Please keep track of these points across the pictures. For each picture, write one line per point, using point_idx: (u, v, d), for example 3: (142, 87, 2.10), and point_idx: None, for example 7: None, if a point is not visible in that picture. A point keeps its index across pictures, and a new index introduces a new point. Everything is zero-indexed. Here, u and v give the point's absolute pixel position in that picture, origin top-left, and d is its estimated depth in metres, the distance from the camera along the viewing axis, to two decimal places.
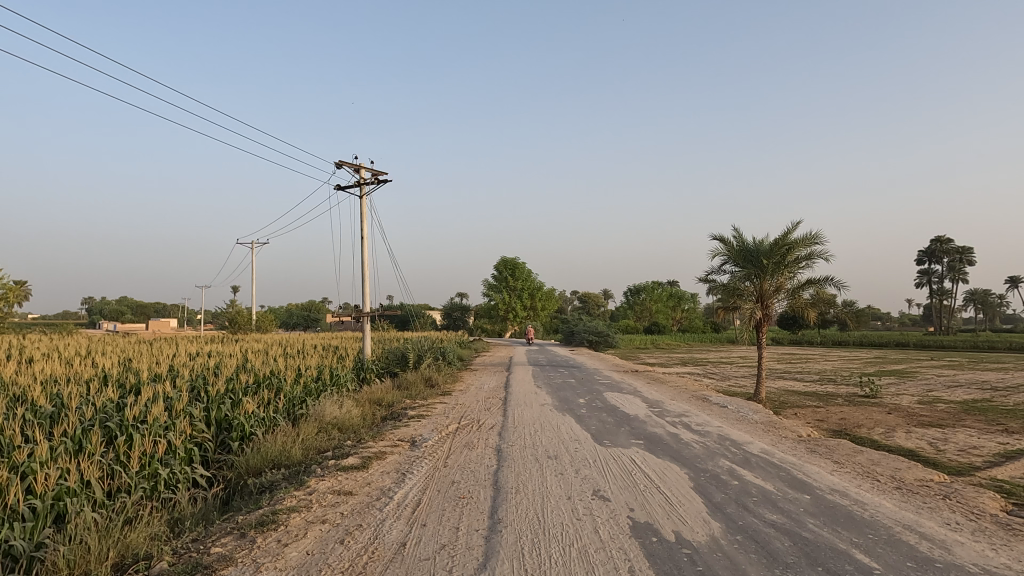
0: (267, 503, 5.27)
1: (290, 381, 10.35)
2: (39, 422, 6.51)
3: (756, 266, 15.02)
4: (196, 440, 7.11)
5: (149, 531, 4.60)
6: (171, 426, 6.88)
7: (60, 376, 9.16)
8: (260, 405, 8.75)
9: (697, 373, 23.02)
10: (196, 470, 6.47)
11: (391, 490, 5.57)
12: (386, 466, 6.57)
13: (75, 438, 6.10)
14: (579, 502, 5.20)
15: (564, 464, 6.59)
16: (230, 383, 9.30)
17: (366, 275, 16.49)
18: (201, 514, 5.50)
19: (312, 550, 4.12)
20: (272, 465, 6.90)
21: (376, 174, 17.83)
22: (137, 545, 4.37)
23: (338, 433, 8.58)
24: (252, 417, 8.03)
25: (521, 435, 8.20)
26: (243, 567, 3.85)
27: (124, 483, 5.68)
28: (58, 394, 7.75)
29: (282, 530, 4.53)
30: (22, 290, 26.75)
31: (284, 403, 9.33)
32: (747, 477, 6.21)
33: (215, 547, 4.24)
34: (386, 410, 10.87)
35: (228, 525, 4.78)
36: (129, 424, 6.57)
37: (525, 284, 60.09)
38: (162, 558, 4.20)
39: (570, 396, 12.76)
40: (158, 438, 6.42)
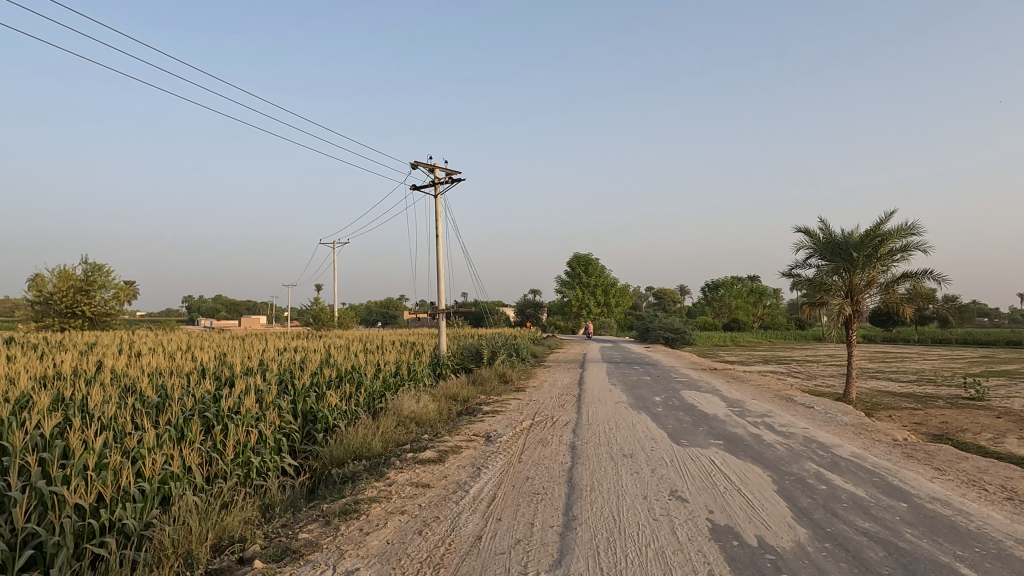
0: (350, 492, 5.49)
1: (370, 376, 10.73)
2: (147, 410, 7.07)
3: (845, 259, 14.21)
4: (285, 430, 7.51)
5: (244, 515, 4.89)
6: (262, 417, 7.29)
7: (165, 369, 9.91)
8: (342, 398, 9.13)
9: (780, 372, 22.04)
10: (284, 460, 6.83)
11: (467, 484, 5.66)
12: (462, 460, 6.69)
13: (178, 426, 6.58)
14: (655, 502, 5.10)
15: (639, 462, 6.49)
16: (315, 377, 9.76)
17: (440, 272, 16.82)
18: (289, 501, 5.79)
19: (392, 539, 4.25)
20: (354, 456, 7.18)
21: (450, 173, 18.14)
22: (233, 528, 4.66)
23: (416, 426, 8.81)
24: (335, 410, 8.38)
25: (595, 433, 8.13)
26: (328, 553, 4.02)
27: (221, 470, 6.07)
28: (163, 385, 8.38)
29: (363, 519, 4.70)
30: (131, 289, 29.06)
31: (365, 397, 9.68)
32: (836, 481, 5.89)
33: (303, 533, 4.45)
34: (461, 405, 11.06)
35: (315, 513, 5.01)
36: (225, 414, 7.02)
37: (599, 280, 59.49)
38: (256, 541, 4.47)
39: (646, 394, 12.53)
40: (250, 428, 6.83)
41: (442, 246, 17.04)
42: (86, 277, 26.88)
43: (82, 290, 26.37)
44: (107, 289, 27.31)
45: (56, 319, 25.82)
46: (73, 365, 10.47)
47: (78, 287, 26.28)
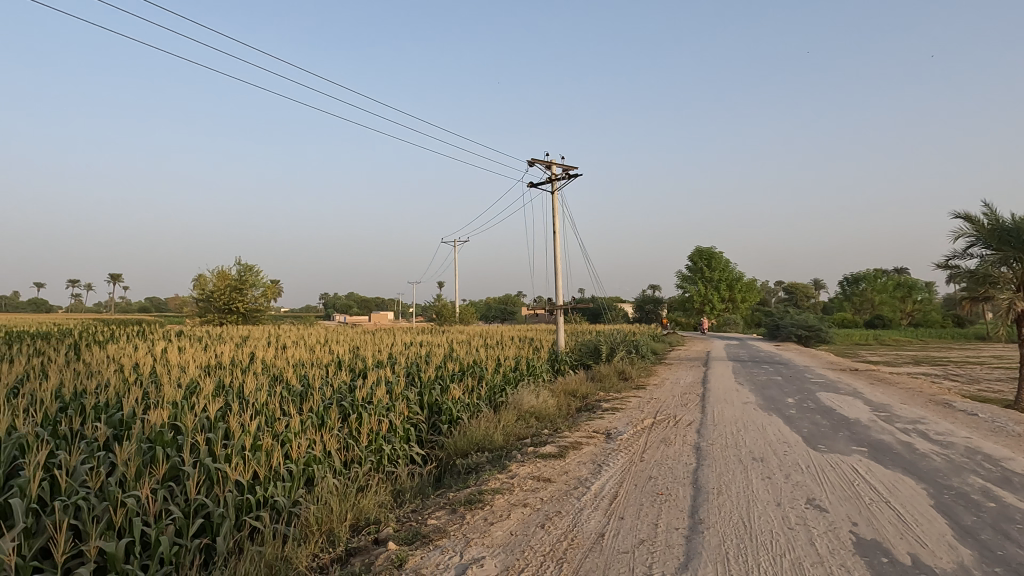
0: (474, 483, 5.67)
1: (491, 370, 11.01)
2: (292, 398, 7.73)
3: (1016, 248, 12.52)
4: (413, 420, 7.90)
5: (378, 499, 5.21)
6: (392, 407, 7.72)
7: (307, 360, 10.80)
8: (465, 391, 9.45)
9: (935, 374, 19.86)
10: (412, 448, 7.18)
11: (588, 481, 5.65)
12: (582, 456, 6.68)
13: (319, 413, 7.13)
14: (790, 510, 4.79)
15: (771, 467, 6.12)
16: (439, 371, 10.17)
17: (558, 268, 16.89)
18: (418, 488, 6.08)
19: (515, 531, 4.33)
20: (477, 448, 7.40)
21: (567, 169, 18.15)
22: (369, 510, 4.97)
23: (536, 421, 8.92)
24: (458, 402, 8.69)
25: (721, 434, 7.79)
26: (455, 540, 4.18)
27: (356, 455, 6.50)
28: (306, 375, 9.13)
29: (488, 509, 4.83)
30: (277, 287, 31.88)
31: (486, 391, 9.94)
32: (1006, 499, 5.21)
33: (431, 519, 4.66)
34: (580, 401, 11.05)
35: (442, 500, 5.23)
36: (359, 404, 7.51)
37: (723, 274, 56.93)
38: (389, 524, 4.75)
39: (777, 395, 11.80)
40: (382, 417, 7.25)
41: (560, 242, 17.10)
42: (240, 277, 29.88)
43: (237, 288, 29.33)
44: (257, 287, 30.15)
45: (216, 314, 29.04)
46: (232, 356, 11.69)
47: (234, 285, 29.26)
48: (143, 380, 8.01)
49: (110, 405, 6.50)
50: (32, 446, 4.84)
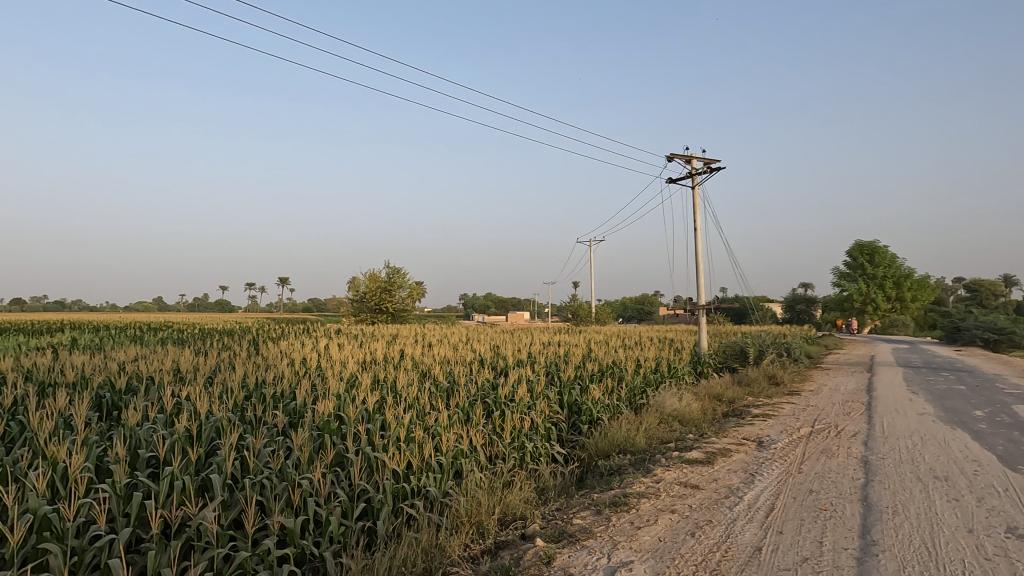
0: (618, 485, 5.59)
1: (631, 371, 10.80)
2: (440, 394, 8.11)
3: None
4: (553, 419, 7.96)
5: (524, 495, 5.32)
6: (533, 406, 7.84)
7: (452, 358, 11.28)
8: (605, 392, 9.35)
9: None
10: (554, 447, 7.24)
11: (740, 490, 5.35)
12: (732, 464, 6.34)
13: (465, 409, 7.42)
14: (986, 538, 4.19)
15: (958, 488, 5.41)
16: (579, 371, 10.16)
17: (700, 266, 16.20)
18: (561, 487, 6.11)
19: (664, 537, 4.21)
20: (619, 450, 7.30)
21: (709, 162, 17.37)
22: (515, 506, 5.09)
23: (679, 425, 8.62)
24: (598, 403, 8.62)
25: (893, 448, 7.02)
26: (602, 541, 4.15)
27: (500, 451, 6.67)
28: (452, 372, 9.54)
29: (634, 513, 4.74)
30: (422, 288, 33.72)
31: (626, 392, 9.78)
32: None
33: (577, 519, 4.67)
34: (726, 406, 10.50)
35: (586, 501, 5.22)
36: (502, 402, 7.71)
37: (888, 270, 51.42)
38: (535, 520, 4.84)
39: (961, 407, 10.41)
40: (524, 415, 7.38)
41: (701, 239, 16.40)
42: (389, 278, 31.99)
43: (386, 289, 31.41)
44: (404, 288, 32.09)
45: (368, 313, 31.39)
46: (384, 353, 12.55)
47: (384, 286, 31.38)
48: (310, 373, 8.84)
49: (285, 396, 7.24)
50: (225, 429, 5.52)
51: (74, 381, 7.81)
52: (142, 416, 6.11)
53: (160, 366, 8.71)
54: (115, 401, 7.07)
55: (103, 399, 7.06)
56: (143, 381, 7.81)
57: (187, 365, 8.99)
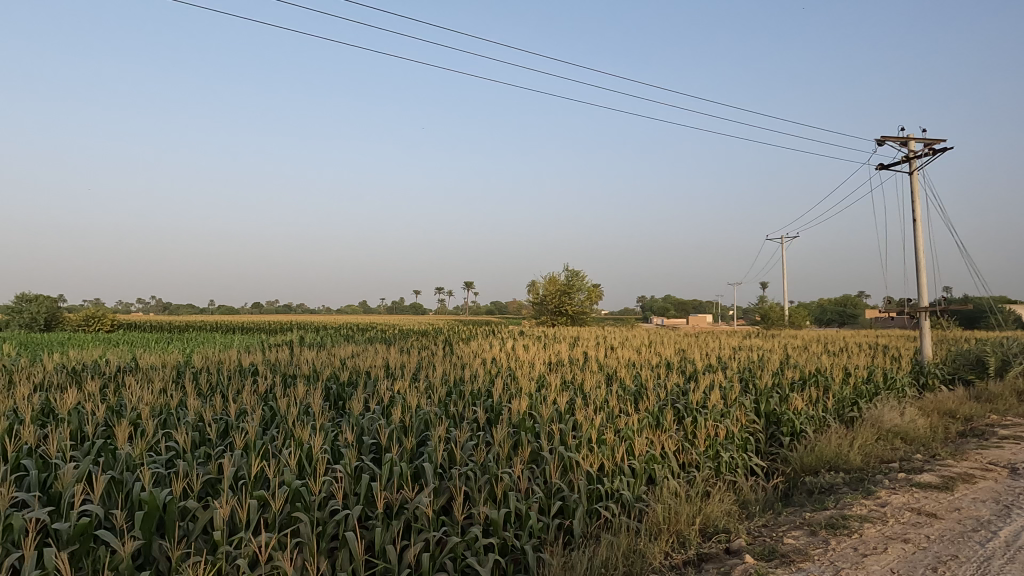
0: (833, 505, 5.08)
1: (838, 381, 9.78)
2: (628, 397, 8.03)
3: None
4: (750, 429, 7.47)
5: (725, 507, 5.06)
6: (727, 413, 7.44)
7: (637, 361, 11.14)
8: (809, 402, 8.57)
9: None
10: (752, 459, 6.78)
11: (991, 524, 4.57)
12: (978, 492, 5.43)
13: (655, 413, 7.26)
14: None
15: None
16: (776, 378, 9.44)
17: (921, 263, 14.18)
18: (765, 502, 5.71)
19: (898, 569, 3.73)
20: (829, 467, 6.64)
21: (931, 143, 15.14)
22: (716, 517, 4.87)
23: (902, 443, 7.61)
24: (801, 414, 7.93)
25: None
26: (821, 565, 3.80)
27: (694, 460, 6.42)
28: (638, 376, 9.40)
29: (857, 538, 4.27)
30: (600, 291, 33.77)
31: (834, 404, 8.88)
32: None
33: (788, 538, 4.33)
34: (962, 424, 9.05)
35: (797, 520, 4.83)
36: (693, 408, 7.42)
37: None
38: (740, 536, 4.60)
39: None
40: (718, 423, 7.03)
41: (922, 232, 14.35)
42: (568, 281, 32.53)
43: (565, 292, 31.97)
44: (582, 291, 32.41)
45: (549, 316, 32.18)
46: (568, 355, 12.76)
47: (563, 289, 31.98)
48: (502, 373, 9.28)
49: (481, 393, 7.67)
50: (432, 422, 5.99)
51: (308, 374, 9.02)
52: (363, 407, 6.87)
53: (373, 362, 9.74)
54: (340, 392, 8.03)
55: (331, 390, 8.06)
56: (362, 375, 8.78)
57: (395, 363, 9.94)
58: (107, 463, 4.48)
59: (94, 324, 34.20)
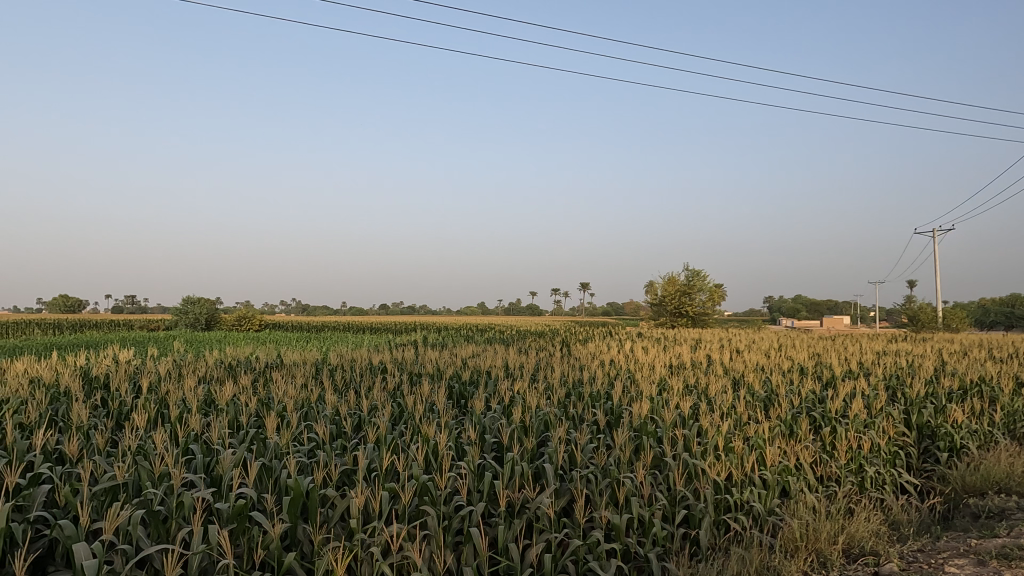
0: (1005, 533, 4.49)
1: (1007, 391, 8.63)
2: (757, 403, 7.59)
3: None
4: (900, 443, 6.78)
5: (872, 526, 4.63)
6: (872, 424, 6.80)
7: (766, 366, 10.50)
8: (971, 415, 7.64)
9: None
10: (903, 475, 6.15)
11: None
12: None
13: (788, 422, 6.80)
14: None
15: None
16: (930, 387, 8.50)
17: None
18: (920, 524, 5.15)
19: None
20: (998, 488, 5.87)
21: None
22: (862, 538, 4.47)
23: None
24: (962, 427, 7.08)
25: None
26: None
27: (834, 473, 5.93)
28: (768, 381, 8.86)
29: None
30: (723, 291, 32.28)
31: (1003, 417, 7.84)
32: None
33: (951, 567, 3.89)
34: None
35: (960, 547, 4.32)
36: (832, 417, 6.86)
37: None
38: (891, 560, 4.20)
39: None
40: (861, 434, 6.45)
41: None
42: (688, 281, 31.41)
43: (686, 292, 30.91)
44: (704, 291, 31.15)
45: (668, 317, 31.24)
46: (691, 357, 12.30)
47: (683, 289, 30.93)
48: (621, 375, 9.12)
49: (600, 396, 7.58)
50: (552, 423, 6.00)
51: (432, 372, 9.41)
52: (484, 406, 7.03)
53: (493, 362, 9.97)
54: (462, 391, 8.29)
55: (454, 388, 8.34)
56: (482, 375, 9.01)
57: (515, 363, 10.10)
58: (259, 450, 4.92)
59: (246, 324, 37.89)
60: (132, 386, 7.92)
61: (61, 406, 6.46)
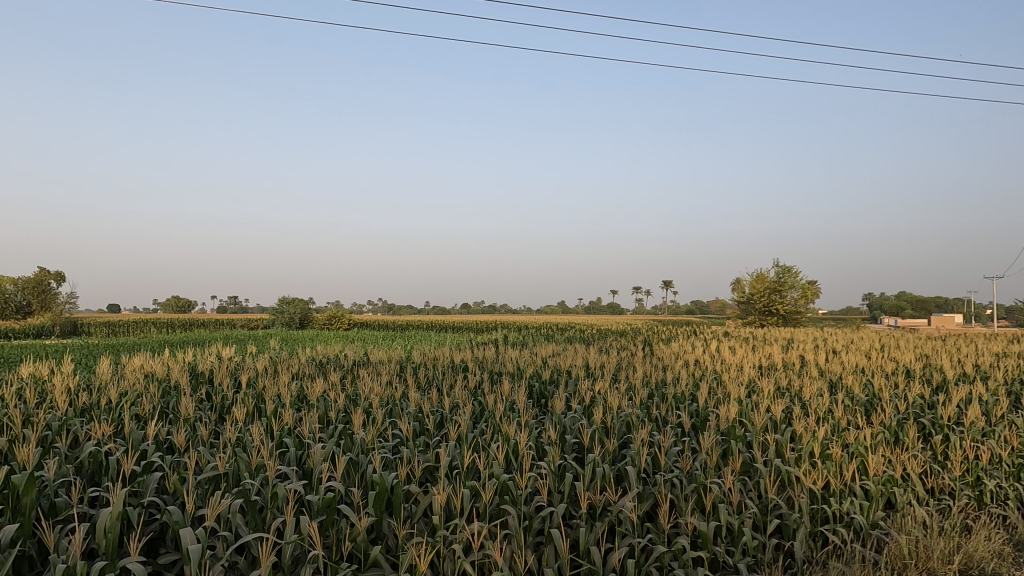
0: None
1: None
2: (857, 408, 7.09)
3: None
4: None
5: (993, 546, 4.20)
6: (992, 433, 6.19)
7: (867, 368, 9.81)
8: None
9: None
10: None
11: None
12: None
13: (892, 428, 6.31)
14: None
15: None
16: None
17: None
18: None
19: None
20: None
21: None
22: (981, 559, 4.06)
23: None
24: None
25: None
26: None
27: (948, 486, 5.43)
28: (869, 384, 8.26)
29: None
30: (817, 288, 30.57)
31: None
32: None
33: None
34: None
35: None
36: (944, 424, 6.30)
37: None
38: None
39: None
40: (979, 444, 5.88)
41: None
42: (779, 278, 29.97)
43: (776, 290, 29.49)
44: (797, 288, 29.61)
45: (757, 315, 29.91)
46: (783, 359, 11.68)
47: (773, 287, 29.54)
48: (707, 376, 8.80)
49: (685, 398, 7.34)
50: (635, 425, 5.87)
51: (512, 371, 9.44)
52: (564, 406, 6.97)
53: (574, 362, 9.88)
54: (542, 390, 8.26)
55: (534, 387, 8.33)
56: (563, 374, 8.95)
57: (595, 362, 9.97)
58: (347, 446, 5.10)
59: (336, 323, 39.70)
60: (233, 381, 8.45)
61: (171, 398, 6.98)
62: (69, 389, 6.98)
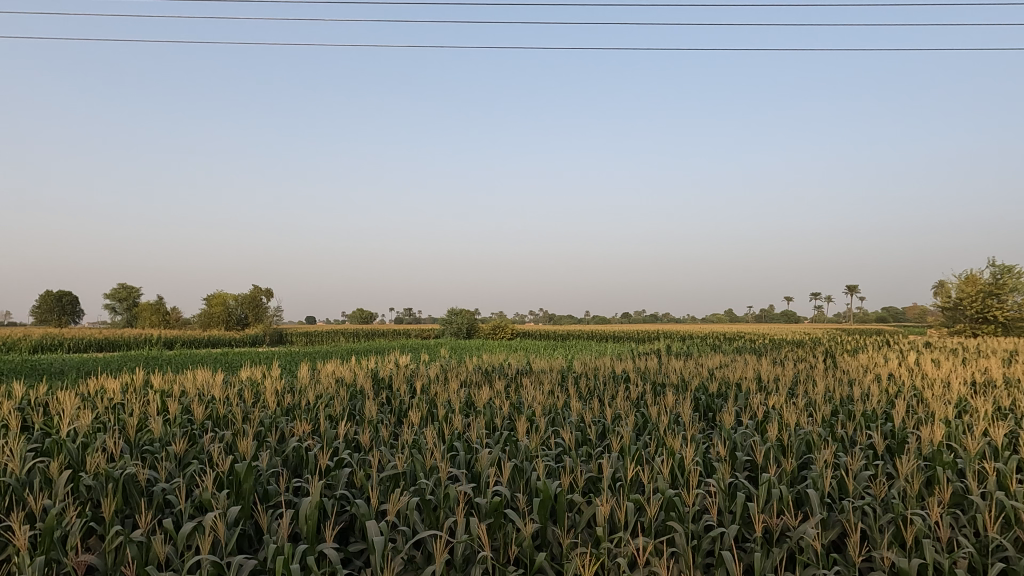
0: None
1: None
2: None
3: None
4: None
5: None
6: None
7: None
8: None
9: None
10: None
11: None
12: None
13: None
14: None
15: None
16: None
17: None
18: None
19: None
20: None
21: None
22: None
23: None
24: None
25: None
26: None
27: None
28: None
29: None
30: None
31: None
32: None
33: None
34: None
35: None
36: None
37: None
38: None
39: None
40: None
41: None
42: (995, 279, 25.73)
43: (992, 293, 25.40)
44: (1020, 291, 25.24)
45: (967, 323, 25.93)
46: (1004, 374, 9.99)
47: (988, 290, 25.44)
48: (905, 393, 7.78)
49: (877, 416, 6.57)
50: (817, 444, 5.37)
51: (677, 383, 9.14)
52: (735, 422, 6.58)
53: (744, 374, 9.30)
54: (709, 403, 7.89)
55: (700, 400, 7.97)
56: (732, 387, 8.46)
57: (769, 375, 9.29)
58: (512, 452, 5.25)
59: (500, 332, 41.50)
60: (409, 387, 9.14)
61: (358, 402, 7.72)
62: (277, 391, 8.02)
